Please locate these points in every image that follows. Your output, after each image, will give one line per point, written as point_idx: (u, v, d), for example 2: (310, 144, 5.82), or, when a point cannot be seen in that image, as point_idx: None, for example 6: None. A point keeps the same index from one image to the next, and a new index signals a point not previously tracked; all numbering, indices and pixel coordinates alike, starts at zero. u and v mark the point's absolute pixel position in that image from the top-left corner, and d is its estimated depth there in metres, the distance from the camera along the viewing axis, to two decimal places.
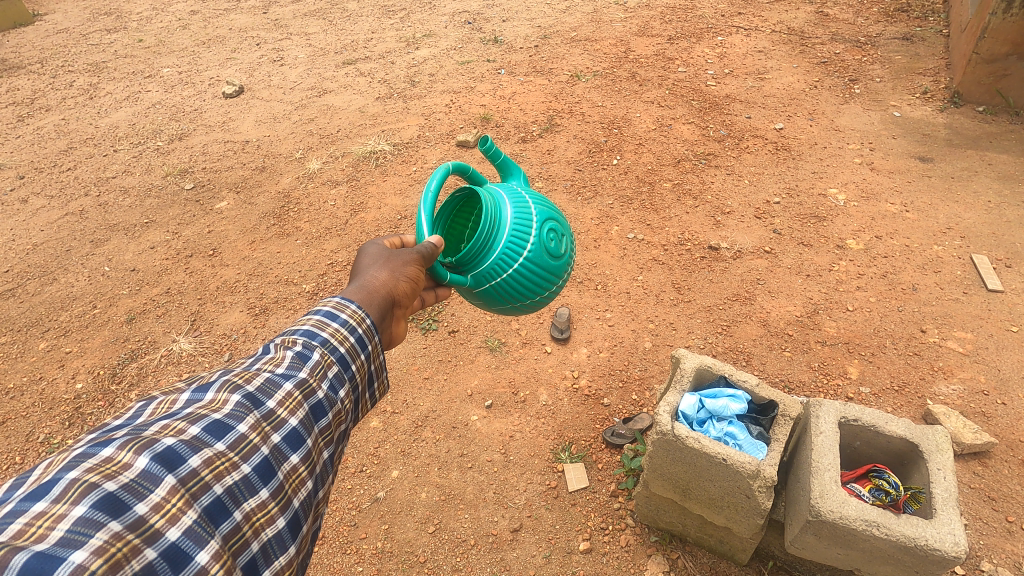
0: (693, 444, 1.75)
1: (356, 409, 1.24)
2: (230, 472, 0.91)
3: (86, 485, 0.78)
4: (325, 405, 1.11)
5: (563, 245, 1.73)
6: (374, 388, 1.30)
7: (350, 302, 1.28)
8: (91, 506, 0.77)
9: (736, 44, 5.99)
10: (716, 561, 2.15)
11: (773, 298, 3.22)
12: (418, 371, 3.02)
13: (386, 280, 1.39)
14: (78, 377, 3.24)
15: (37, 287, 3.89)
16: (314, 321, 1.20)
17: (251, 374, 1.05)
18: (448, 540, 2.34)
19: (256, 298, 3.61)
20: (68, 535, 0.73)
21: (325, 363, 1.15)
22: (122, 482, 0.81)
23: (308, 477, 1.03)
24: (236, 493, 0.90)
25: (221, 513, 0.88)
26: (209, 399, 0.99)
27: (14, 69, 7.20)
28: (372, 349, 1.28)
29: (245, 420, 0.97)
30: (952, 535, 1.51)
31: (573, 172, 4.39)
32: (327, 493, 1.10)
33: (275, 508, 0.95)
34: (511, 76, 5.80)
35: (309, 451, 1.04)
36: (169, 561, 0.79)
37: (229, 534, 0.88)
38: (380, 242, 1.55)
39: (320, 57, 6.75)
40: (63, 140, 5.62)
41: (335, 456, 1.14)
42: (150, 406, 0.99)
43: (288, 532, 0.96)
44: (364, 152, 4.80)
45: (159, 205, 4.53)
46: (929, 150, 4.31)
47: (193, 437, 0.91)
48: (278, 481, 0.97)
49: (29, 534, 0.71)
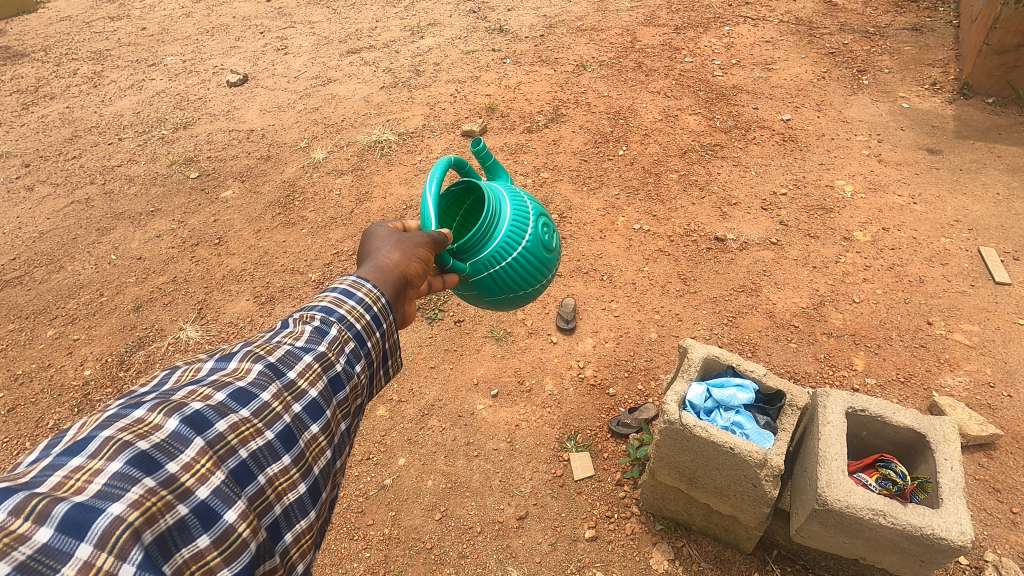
0: (701, 433, 1.75)
1: (370, 385, 1.24)
2: (254, 438, 0.92)
3: (120, 444, 0.80)
4: (343, 378, 1.12)
5: (554, 240, 1.78)
6: (388, 365, 1.30)
7: (366, 281, 1.28)
8: (126, 463, 0.78)
9: (744, 34, 5.94)
10: (722, 549, 2.16)
11: (779, 289, 3.22)
12: (424, 360, 3.04)
13: (398, 260, 1.37)
14: (87, 364, 3.26)
15: (44, 275, 3.90)
16: (332, 298, 1.20)
17: (272, 346, 1.06)
18: (454, 527, 2.36)
19: (262, 287, 3.62)
20: (105, 488, 0.74)
21: (343, 339, 1.15)
22: (153, 442, 0.82)
23: (327, 446, 1.04)
24: (260, 458, 0.92)
25: (246, 476, 0.89)
26: (233, 367, 1.00)
27: (18, 56, 7.17)
28: (386, 328, 1.27)
29: (268, 388, 0.98)
30: (959, 523, 1.52)
31: (579, 162, 4.38)
32: (344, 464, 1.11)
33: (296, 474, 0.96)
34: (516, 65, 5.77)
35: (328, 422, 1.05)
36: (200, 518, 0.81)
37: (253, 496, 0.89)
38: (384, 225, 1.53)
39: (324, 45, 6.72)
40: (68, 128, 5.62)
41: (351, 428, 1.15)
42: (175, 374, 1.00)
43: (309, 498, 0.98)
44: (369, 142, 4.80)
45: (165, 194, 4.54)
46: (938, 142, 4.28)
47: (219, 402, 0.92)
48: (299, 448, 0.98)
49: (68, 486, 0.73)
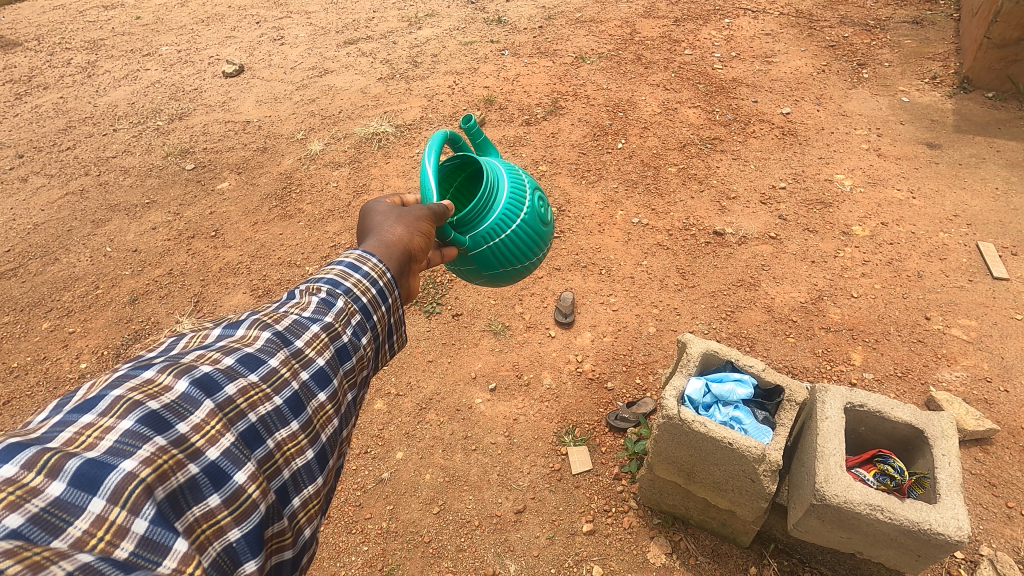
0: (699, 428, 1.75)
1: (377, 359, 1.23)
2: (263, 402, 0.92)
3: (131, 403, 0.80)
4: (350, 349, 1.11)
5: (549, 213, 1.78)
6: (394, 340, 1.29)
7: (371, 255, 1.26)
8: (136, 421, 0.78)
9: (744, 26, 5.91)
10: (719, 543, 2.17)
11: (777, 284, 3.22)
12: (422, 354, 3.04)
13: (402, 234, 1.35)
14: (83, 357, 3.23)
15: (38, 267, 3.86)
16: (337, 270, 1.18)
17: (279, 315, 1.06)
18: (452, 520, 2.35)
19: (259, 280, 3.60)
20: (116, 445, 0.75)
21: (349, 311, 1.13)
22: (163, 403, 0.82)
23: (334, 415, 1.03)
24: (269, 422, 0.91)
25: (255, 439, 0.89)
26: (241, 334, 1.00)
27: (11, 45, 7.09)
28: (392, 302, 1.25)
29: (276, 355, 0.98)
30: (956, 518, 1.53)
31: (578, 155, 4.37)
32: (351, 433, 1.10)
33: (305, 440, 0.96)
34: (515, 57, 5.73)
35: (335, 391, 1.04)
36: (210, 477, 0.81)
37: (262, 460, 0.89)
38: (383, 200, 1.51)
39: (321, 35, 6.66)
40: (62, 118, 5.56)
41: (357, 400, 1.14)
42: (183, 340, 0.99)
43: (317, 464, 0.97)
44: (366, 134, 4.78)
45: (161, 186, 4.50)
46: (937, 136, 4.27)
47: (228, 366, 0.92)
48: (307, 415, 0.97)
49: (79, 442, 0.73)
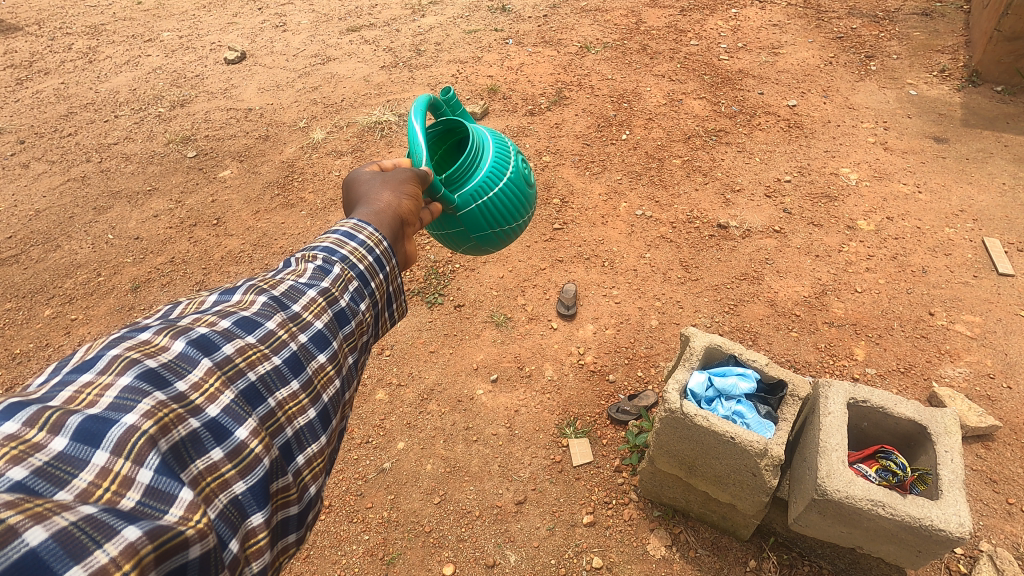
0: (702, 422, 1.75)
1: (376, 326, 1.22)
2: (262, 362, 0.91)
3: (129, 361, 0.80)
4: (348, 313, 1.10)
5: (531, 178, 1.80)
6: (393, 309, 1.27)
7: (367, 223, 1.24)
8: (135, 377, 0.78)
9: (751, 17, 5.84)
10: (719, 536, 2.18)
11: (781, 278, 3.20)
12: (423, 345, 3.03)
13: (390, 199, 1.32)
14: (85, 345, 3.22)
15: (40, 254, 3.85)
16: (333, 239, 1.17)
17: (276, 281, 1.05)
18: (453, 510, 2.36)
19: (261, 269, 3.59)
20: (116, 401, 0.75)
21: (346, 277, 1.12)
22: (161, 361, 0.82)
23: (335, 376, 1.03)
24: (269, 382, 0.91)
25: (256, 397, 0.88)
26: (237, 300, 1.00)
27: (11, 29, 7.03)
28: (390, 270, 1.24)
29: (272, 318, 0.97)
30: (958, 515, 1.52)
31: (582, 146, 4.34)
32: (353, 397, 1.10)
33: (306, 400, 0.95)
34: (519, 46, 5.68)
35: (335, 353, 1.04)
36: (212, 432, 0.80)
37: (264, 417, 0.88)
38: (365, 167, 1.46)
39: (324, 23, 6.60)
40: (63, 104, 5.53)
41: (358, 365, 1.13)
42: (180, 308, 0.99)
43: (320, 423, 0.97)
44: (369, 123, 4.75)
45: (162, 173, 4.49)
46: (944, 130, 4.23)
47: (225, 328, 0.92)
48: (307, 375, 0.97)
49: (80, 399, 0.74)
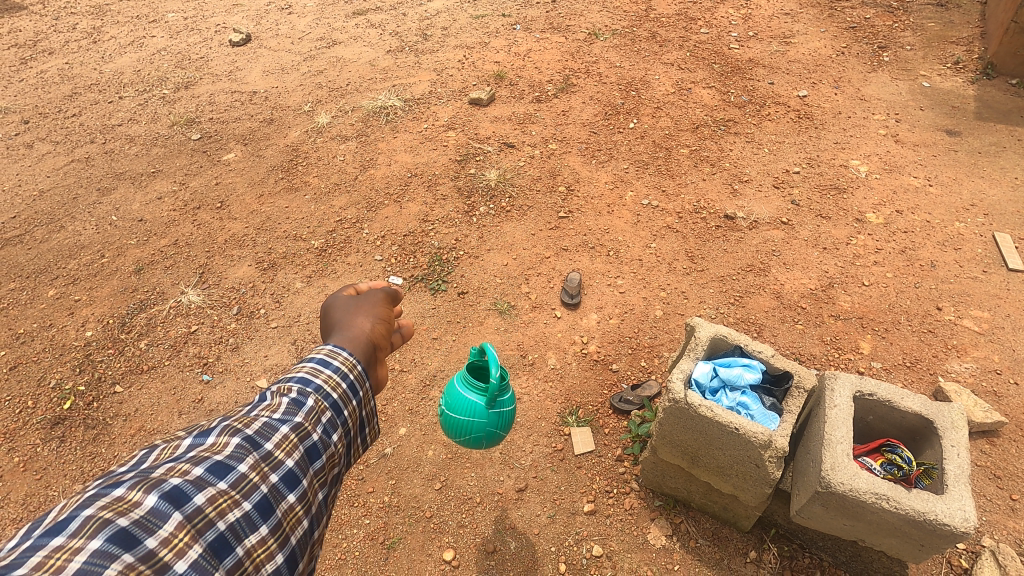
0: (706, 413, 1.73)
1: (349, 453, 1.18)
2: (232, 510, 0.89)
3: (98, 522, 0.77)
4: (320, 447, 1.07)
5: None
6: (367, 433, 1.24)
7: (342, 348, 1.22)
8: (104, 541, 0.75)
9: (762, 5, 5.76)
10: (719, 527, 2.18)
11: (787, 270, 3.17)
12: (426, 331, 3.03)
13: (368, 328, 1.31)
14: (88, 325, 3.18)
15: (44, 234, 3.84)
16: (309, 366, 1.14)
17: (250, 416, 1.02)
18: (454, 497, 2.36)
19: (265, 253, 3.57)
20: (84, 568, 0.72)
21: (319, 408, 1.09)
22: (133, 519, 0.80)
23: (305, 515, 1.00)
24: (238, 530, 0.89)
25: (225, 549, 0.86)
26: (211, 440, 0.96)
27: (15, 8, 6.98)
28: (364, 395, 1.21)
29: (245, 459, 0.95)
30: (963, 511, 1.51)
31: (588, 134, 4.30)
32: (323, 532, 1.06)
33: (275, 544, 0.93)
34: (527, 32, 5.62)
35: (305, 491, 1.01)
36: None
37: (230, 568, 0.86)
38: (345, 295, 1.45)
39: (330, 6, 6.54)
40: (67, 85, 5.49)
41: (329, 497, 1.10)
42: (151, 448, 0.95)
43: (286, 569, 0.94)
44: (374, 108, 4.72)
45: (166, 156, 4.46)
46: (956, 123, 4.17)
47: (197, 477, 0.89)
48: (277, 518, 0.94)
49: (44, 568, 0.70)
